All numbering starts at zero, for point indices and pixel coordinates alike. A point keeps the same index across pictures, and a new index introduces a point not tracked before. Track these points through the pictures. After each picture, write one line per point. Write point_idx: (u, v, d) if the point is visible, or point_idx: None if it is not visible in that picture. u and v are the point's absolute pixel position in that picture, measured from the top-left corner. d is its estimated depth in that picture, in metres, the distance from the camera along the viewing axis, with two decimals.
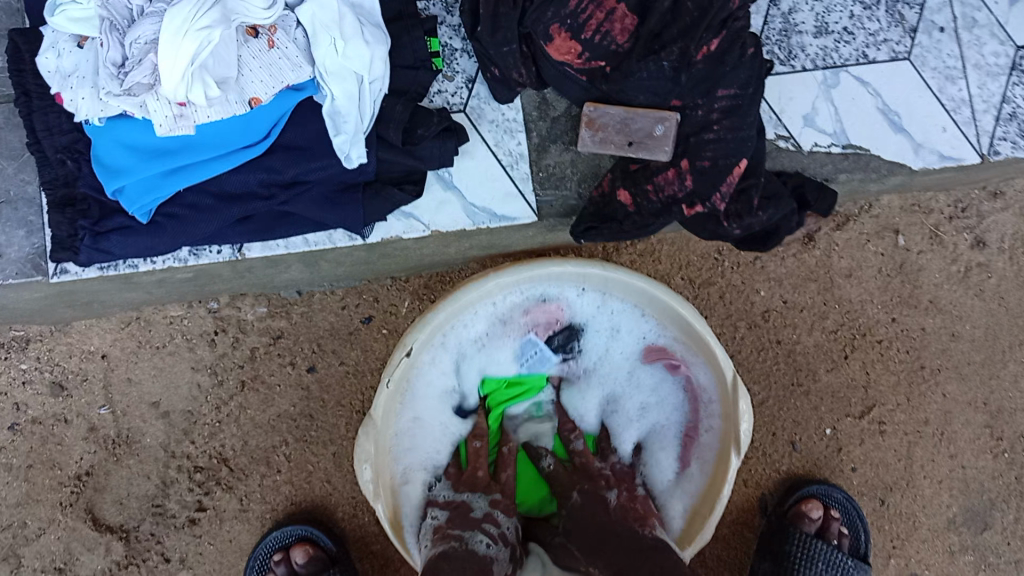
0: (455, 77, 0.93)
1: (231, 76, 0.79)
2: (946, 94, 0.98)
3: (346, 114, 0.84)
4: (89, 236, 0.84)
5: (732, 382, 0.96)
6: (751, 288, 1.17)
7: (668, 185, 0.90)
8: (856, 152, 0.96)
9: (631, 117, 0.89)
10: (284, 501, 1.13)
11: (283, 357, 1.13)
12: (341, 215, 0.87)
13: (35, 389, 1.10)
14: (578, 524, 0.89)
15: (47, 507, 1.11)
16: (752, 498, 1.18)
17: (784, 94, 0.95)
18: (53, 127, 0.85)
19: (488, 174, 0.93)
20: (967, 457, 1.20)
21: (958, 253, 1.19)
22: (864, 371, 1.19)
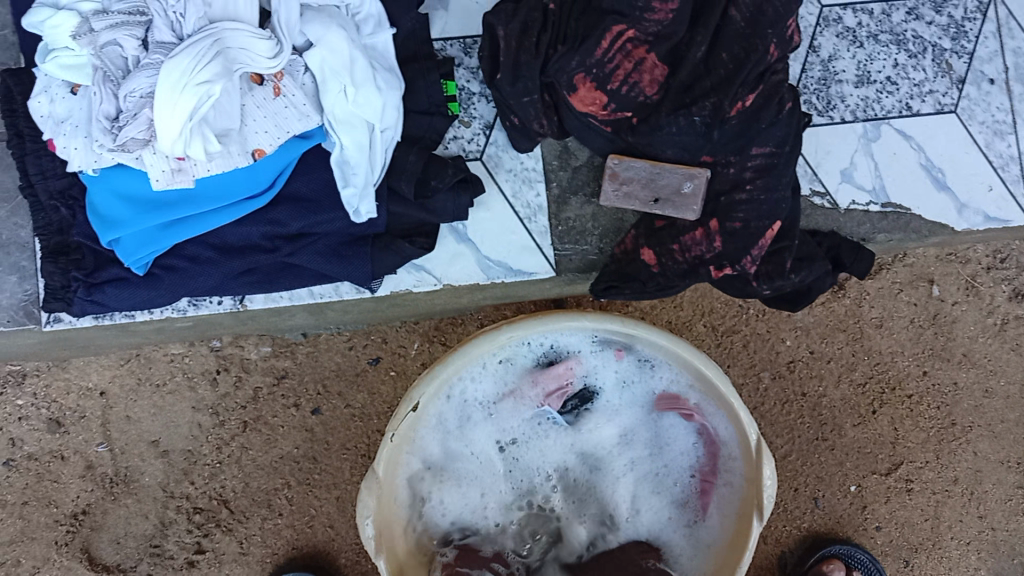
0: (472, 122, 0.88)
1: (234, 128, 0.74)
2: (993, 150, 0.92)
3: (355, 165, 0.79)
4: (84, 287, 0.80)
5: (756, 445, 0.89)
6: (776, 337, 1.12)
7: (695, 245, 0.84)
8: (896, 211, 0.90)
9: (657, 174, 0.84)
10: (284, 545, 1.10)
11: (287, 398, 1.09)
12: (348, 269, 0.82)
13: (31, 425, 1.07)
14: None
15: (42, 546, 1.08)
16: (772, 556, 1.13)
17: (821, 147, 0.90)
18: (47, 170, 0.80)
19: (506, 227, 0.88)
20: (997, 518, 1.14)
21: (994, 305, 1.14)
22: (893, 427, 1.14)
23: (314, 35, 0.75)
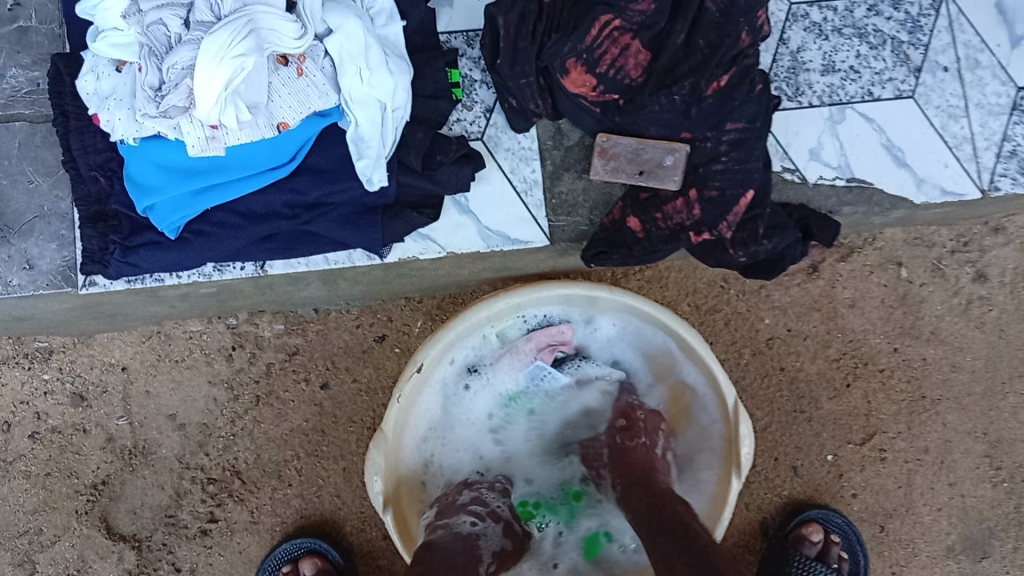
0: (474, 107, 0.96)
1: (261, 103, 0.82)
2: (949, 132, 1.00)
3: (369, 139, 0.87)
4: (120, 250, 0.88)
5: (734, 407, 0.97)
6: (755, 315, 1.20)
7: (677, 213, 0.93)
8: (860, 186, 1.00)
9: (643, 148, 0.92)
10: (294, 514, 1.16)
11: (298, 373, 1.16)
12: (360, 235, 0.90)
13: (56, 399, 1.13)
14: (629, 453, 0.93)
15: (63, 515, 1.13)
16: (754, 521, 1.20)
17: (790, 129, 0.99)
18: (88, 146, 0.88)
19: (505, 200, 0.96)
20: (966, 486, 1.21)
21: (959, 286, 1.22)
22: (866, 400, 1.21)
23: (333, 23, 0.84)
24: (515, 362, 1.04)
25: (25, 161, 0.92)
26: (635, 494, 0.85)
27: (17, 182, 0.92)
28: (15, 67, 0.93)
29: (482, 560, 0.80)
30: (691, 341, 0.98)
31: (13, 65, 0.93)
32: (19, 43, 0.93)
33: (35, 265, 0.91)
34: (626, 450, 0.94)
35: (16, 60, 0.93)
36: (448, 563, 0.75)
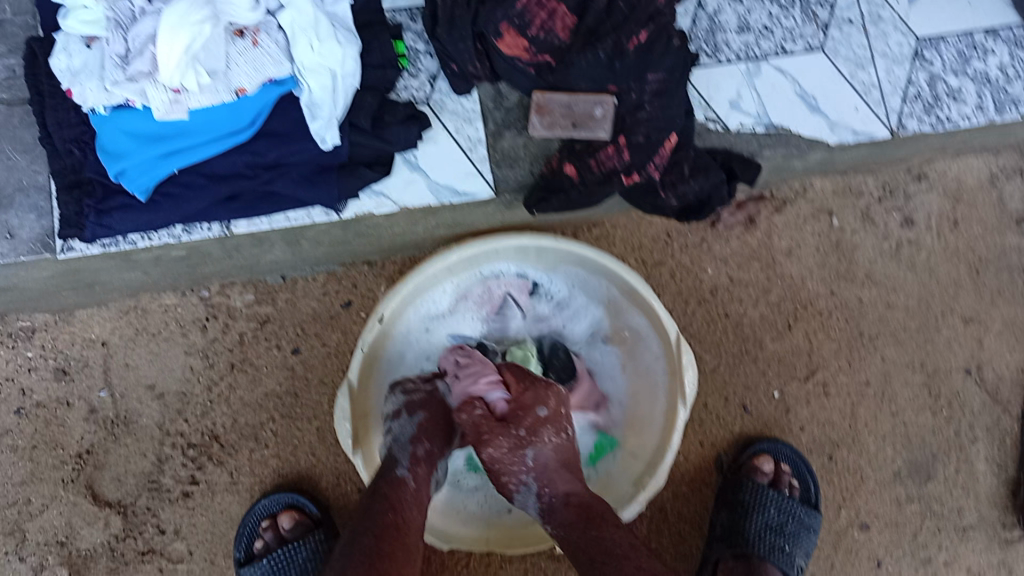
0: (419, 74, 1.04)
1: (220, 69, 0.89)
2: (857, 79, 1.09)
3: (322, 103, 0.94)
4: (94, 214, 0.95)
5: (676, 341, 1.08)
6: (699, 267, 1.28)
7: (609, 158, 1.02)
8: (778, 131, 1.08)
9: (574, 102, 1.01)
10: (272, 473, 1.22)
11: (270, 339, 1.22)
12: (317, 192, 0.99)
13: (40, 375, 1.19)
14: (558, 459, 0.91)
15: (50, 484, 1.19)
16: (708, 458, 1.27)
17: (711, 83, 1.07)
18: (62, 121, 0.95)
19: (451, 157, 1.04)
20: (908, 414, 1.30)
21: (888, 231, 1.31)
22: (807, 340, 1.29)
23: None
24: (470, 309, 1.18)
25: (3, 140, 0.99)
26: (581, 526, 0.84)
27: None
28: None
29: (403, 486, 0.86)
30: (635, 284, 1.07)
31: None
32: None
33: (16, 234, 0.98)
34: (549, 459, 0.90)
35: None
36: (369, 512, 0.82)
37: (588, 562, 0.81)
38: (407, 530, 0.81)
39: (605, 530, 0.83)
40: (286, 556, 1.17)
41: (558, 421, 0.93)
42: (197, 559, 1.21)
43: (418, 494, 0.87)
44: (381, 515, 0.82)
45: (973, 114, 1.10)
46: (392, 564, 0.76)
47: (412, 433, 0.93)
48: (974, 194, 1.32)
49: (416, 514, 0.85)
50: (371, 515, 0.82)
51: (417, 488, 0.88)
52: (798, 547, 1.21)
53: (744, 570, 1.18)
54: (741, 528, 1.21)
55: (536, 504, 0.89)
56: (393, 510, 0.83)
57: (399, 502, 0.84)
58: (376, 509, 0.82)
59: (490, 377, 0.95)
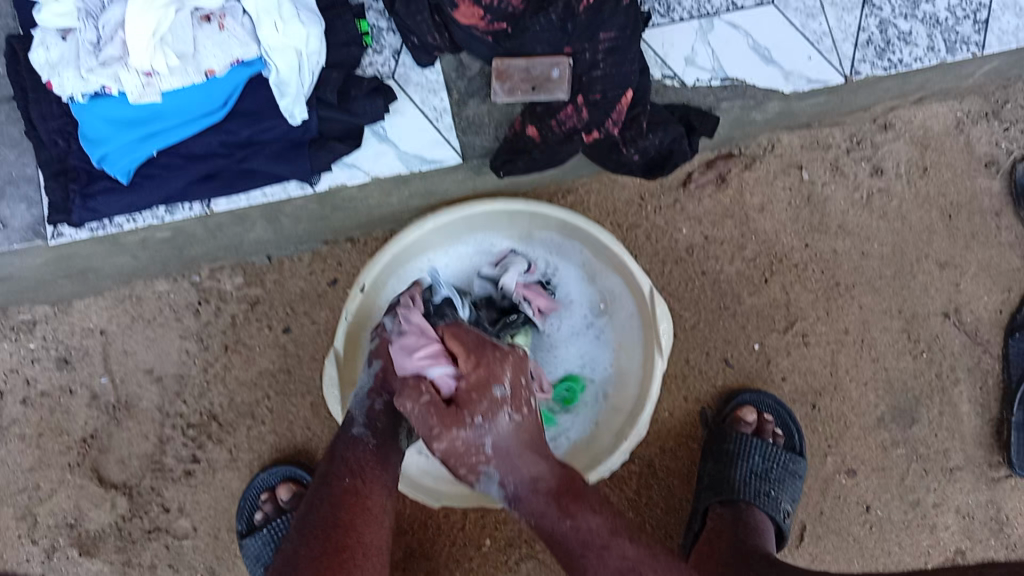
0: (383, 50, 1.08)
1: (188, 52, 0.94)
2: (809, 29, 1.12)
3: (289, 81, 0.98)
4: (80, 197, 1.01)
5: (649, 295, 1.11)
6: (673, 227, 1.30)
7: (569, 119, 1.06)
8: (734, 84, 1.11)
9: (532, 66, 1.04)
10: (269, 449, 1.26)
11: (261, 321, 1.25)
12: (290, 166, 1.03)
13: (42, 365, 1.24)
14: (521, 443, 0.87)
15: (58, 469, 1.24)
16: (693, 412, 1.32)
17: (666, 41, 1.11)
18: (46, 114, 1.01)
19: (419, 128, 1.08)
20: (888, 359, 1.33)
21: (858, 181, 1.32)
22: (784, 292, 1.32)
23: None
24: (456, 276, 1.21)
25: None
26: (553, 517, 0.86)
27: None
28: None
29: (359, 461, 0.88)
30: (606, 242, 1.10)
31: None
32: None
33: (8, 224, 1.04)
34: (510, 442, 0.87)
35: None
36: (326, 490, 0.85)
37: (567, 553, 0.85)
38: (366, 494, 0.85)
39: (579, 519, 0.85)
40: (284, 527, 1.22)
41: (516, 401, 0.87)
42: (202, 534, 1.26)
43: (378, 452, 0.90)
44: (338, 481, 0.86)
45: (924, 56, 1.13)
46: (350, 532, 0.82)
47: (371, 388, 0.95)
48: (942, 139, 1.32)
49: (379, 473, 0.88)
50: (330, 482, 0.86)
51: (378, 444, 0.91)
52: (784, 492, 1.24)
53: (732, 514, 1.20)
54: (726, 476, 1.25)
55: (500, 492, 0.88)
56: (351, 475, 0.86)
57: (355, 476, 0.86)
58: (333, 480, 0.86)
59: (429, 349, 0.89)
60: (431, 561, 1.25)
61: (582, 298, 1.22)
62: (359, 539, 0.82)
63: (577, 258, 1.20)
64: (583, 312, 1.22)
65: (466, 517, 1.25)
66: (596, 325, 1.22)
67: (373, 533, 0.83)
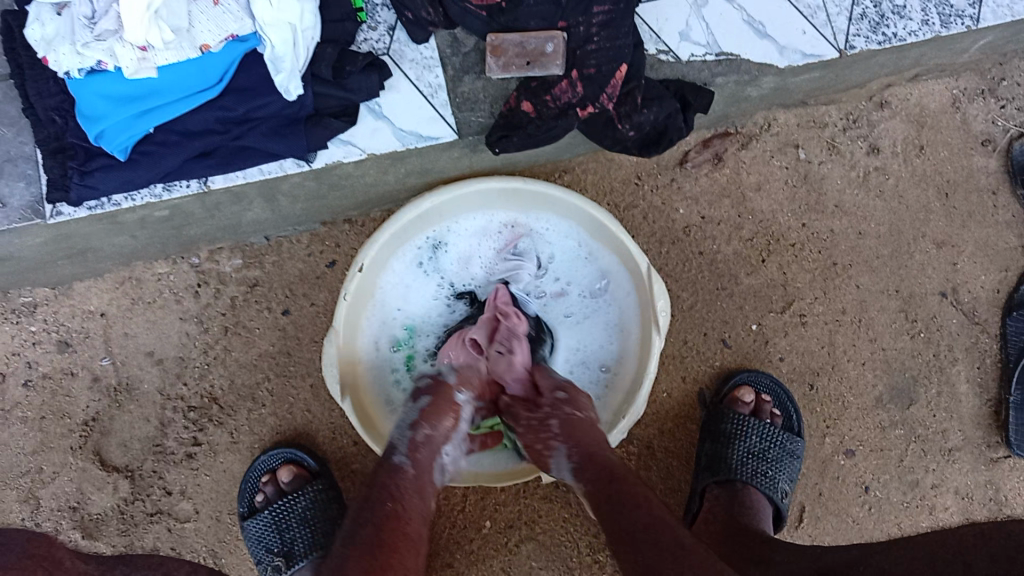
0: (378, 27, 1.09)
1: (182, 26, 0.96)
2: (803, 3, 1.13)
3: (284, 56, 0.99)
4: (78, 174, 1.02)
5: (647, 273, 1.11)
6: (670, 208, 1.29)
7: (563, 93, 1.06)
8: (728, 58, 1.12)
9: (526, 40, 1.05)
10: (269, 431, 1.26)
11: (260, 303, 1.25)
12: (286, 144, 1.03)
13: (44, 348, 1.25)
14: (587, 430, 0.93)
15: (60, 452, 1.25)
16: (692, 394, 1.31)
17: (660, 16, 1.11)
18: (43, 91, 1.02)
19: (414, 105, 1.09)
20: (886, 339, 1.33)
21: (855, 160, 1.31)
22: (782, 272, 1.31)
23: None
24: (449, 258, 1.21)
25: None
26: (602, 483, 0.84)
27: None
28: None
29: (402, 486, 0.82)
30: (605, 219, 1.10)
31: None
32: None
33: (8, 203, 1.05)
34: (575, 426, 0.93)
35: None
36: (370, 509, 0.78)
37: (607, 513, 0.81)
38: (408, 518, 0.78)
39: (625, 485, 0.83)
40: (285, 507, 1.21)
41: (578, 402, 0.99)
42: (204, 517, 1.27)
43: (418, 480, 0.85)
44: (380, 503, 0.79)
45: (919, 29, 1.14)
46: (394, 555, 0.73)
47: (414, 419, 0.92)
48: (938, 118, 1.32)
49: (418, 501, 0.82)
50: (370, 506, 0.79)
51: (417, 473, 0.85)
52: (782, 472, 1.25)
53: (727, 496, 1.21)
54: (724, 456, 1.24)
55: (568, 466, 0.89)
56: (392, 498, 0.80)
57: (398, 499, 0.80)
58: (376, 500, 0.79)
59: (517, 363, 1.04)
60: (430, 543, 1.25)
61: (582, 277, 1.21)
62: (403, 557, 0.73)
63: (574, 239, 1.20)
64: (584, 294, 1.22)
65: (466, 499, 1.25)
66: (597, 305, 1.21)
67: (414, 560, 0.75)
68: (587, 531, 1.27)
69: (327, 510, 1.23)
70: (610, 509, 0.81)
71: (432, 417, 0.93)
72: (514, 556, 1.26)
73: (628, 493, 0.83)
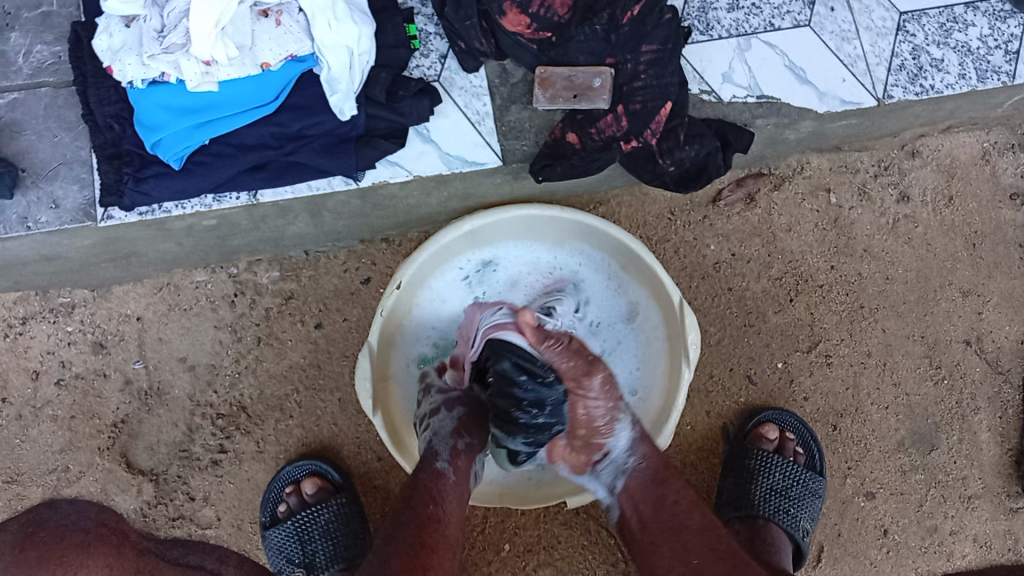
0: (430, 54, 1.12)
1: (246, 44, 0.99)
2: (843, 52, 1.16)
3: (340, 77, 1.02)
4: (133, 180, 1.05)
5: (679, 306, 1.13)
6: (702, 243, 1.31)
7: (608, 127, 1.09)
8: (769, 101, 1.15)
9: (574, 74, 1.08)
10: (296, 442, 1.28)
11: (294, 315, 1.27)
12: (337, 162, 1.06)
13: (78, 349, 1.26)
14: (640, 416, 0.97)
15: (87, 452, 1.26)
16: (715, 428, 1.32)
17: (704, 58, 1.14)
18: (103, 99, 1.05)
19: (460, 130, 1.12)
20: (909, 384, 1.34)
21: (885, 207, 1.33)
22: (809, 312, 1.33)
23: None
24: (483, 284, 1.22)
25: (50, 120, 1.09)
26: (650, 482, 0.90)
27: (44, 137, 1.08)
28: (40, 43, 1.09)
29: (438, 490, 0.86)
30: (640, 251, 1.12)
31: (38, 42, 1.09)
32: (42, 23, 1.10)
33: (60, 204, 1.08)
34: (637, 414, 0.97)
35: (41, 38, 1.10)
36: (408, 510, 0.81)
37: (641, 506, 0.89)
38: (446, 522, 0.82)
39: (668, 490, 0.89)
40: (309, 519, 1.22)
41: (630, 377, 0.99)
42: (225, 524, 1.28)
43: (457, 485, 0.88)
44: (422, 505, 0.82)
45: (956, 83, 1.17)
46: (432, 555, 0.76)
47: (452, 427, 0.96)
48: (968, 169, 1.34)
49: (455, 508, 0.86)
50: (411, 506, 0.82)
51: (457, 481, 0.89)
52: (803, 511, 1.26)
53: (750, 532, 1.23)
54: (747, 492, 1.26)
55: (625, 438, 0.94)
56: (433, 502, 0.83)
57: (436, 504, 0.83)
58: (414, 502, 0.83)
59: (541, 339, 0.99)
60: None
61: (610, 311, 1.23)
62: (440, 561, 0.76)
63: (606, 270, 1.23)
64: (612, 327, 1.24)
65: (486, 520, 1.25)
66: (623, 339, 1.23)
67: (450, 563, 0.78)
68: (605, 560, 1.27)
69: (348, 525, 1.24)
70: (644, 506, 0.89)
71: (464, 429, 0.96)
72: None
73: (670, 492, 0.89)
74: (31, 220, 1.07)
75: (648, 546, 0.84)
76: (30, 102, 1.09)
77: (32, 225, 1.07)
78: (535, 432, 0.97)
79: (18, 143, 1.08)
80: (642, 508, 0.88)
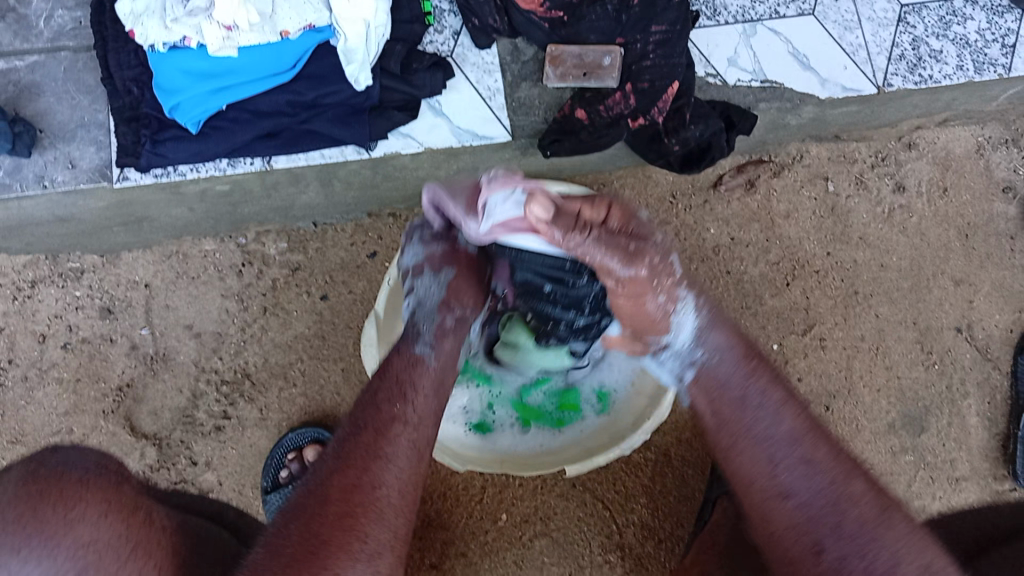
0: (444, 30, 1.21)
1: (266, 12, 1.10)
2: (845, 41, 1.33)
3: (356, 49, 1.12)
4: (150, 142, 1.16)
5: None
6: (702, 226, 1.33)
7: (616, 104, 1.14)
8: (772, 85, 1.30)
9: (585, 53, 1.14)
10: (299, 412, 1.24)
11: (301, 286, 1.24)
12: (350, 131, 1.15)
13: (86, 313, 1.22)
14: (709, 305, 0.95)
15: (92, 414, 1.21)
16: None
17: (712, 41, 1.29)
18: (121, 63, 1.17)
19: (472, 105, 1.19)
20: (901, 368, 1.36)
21: (881, 196, 1.37)
22: (805, 296, 1.35)
23: None
24: None
25: (68, 83, 1.21)
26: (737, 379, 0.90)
27: (62, 99, 1.20)
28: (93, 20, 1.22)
29: (407, 390, 0.87)
30: None
31: (59, 7, 1.22)
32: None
33: (76, 164, 1.19)
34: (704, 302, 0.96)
35: (62, 4, 1.22)
36: (371, 411, 0.84)
37: (726, 404, 0.89)
38: (412, 422, 0.84)
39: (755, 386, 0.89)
40: None
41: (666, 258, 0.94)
42: (226, 490, 1.22)
43: (434, 377, 0.90)
44: (386, 403, 0.84)
45: (955, 73, 1.34)
46: (376, 460, 0.79)
47: (437, 300, 0.97)
48: (962, 163, 1.38)
49: (426, 399, 0.88)
50: (375, 401, 0.85)
51: (436, 366, 0.92)
52: None
53: None
54: None
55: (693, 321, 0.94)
56: (399, 399, 0.85)
57: (401, 403, 0.85)
58: (378, 399, 0.85)
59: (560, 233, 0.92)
60: (448, 529, 1.27)
61: None
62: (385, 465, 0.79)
63: None
64: None
65: (484, 490, 1.28)
66: None
67: (407, 463, 0.82)
68: (600, 533, 1.29)
69: None
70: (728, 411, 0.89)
71: (452, 297, 0.99)
72: (528, 551, 1.27)
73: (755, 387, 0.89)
74: (47, 179, 1.18)
75: (727, 448, 0.87)
76: (49, 66, 1.21)
77: (48, 183, 1.18)
78: (580, 331, 1.15)
79: (36, 104, 1.20)
80: (725, 409, 0.89)
